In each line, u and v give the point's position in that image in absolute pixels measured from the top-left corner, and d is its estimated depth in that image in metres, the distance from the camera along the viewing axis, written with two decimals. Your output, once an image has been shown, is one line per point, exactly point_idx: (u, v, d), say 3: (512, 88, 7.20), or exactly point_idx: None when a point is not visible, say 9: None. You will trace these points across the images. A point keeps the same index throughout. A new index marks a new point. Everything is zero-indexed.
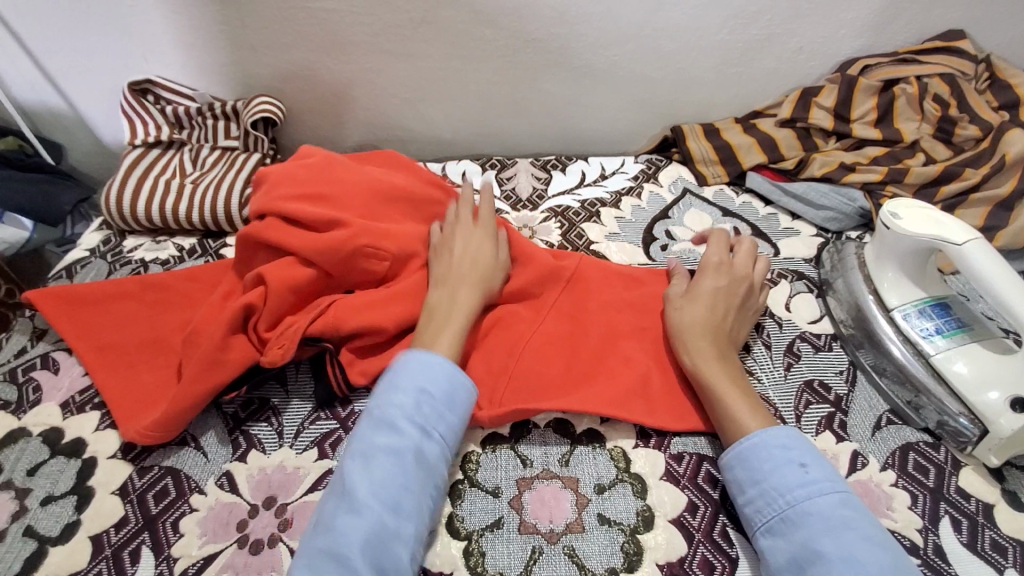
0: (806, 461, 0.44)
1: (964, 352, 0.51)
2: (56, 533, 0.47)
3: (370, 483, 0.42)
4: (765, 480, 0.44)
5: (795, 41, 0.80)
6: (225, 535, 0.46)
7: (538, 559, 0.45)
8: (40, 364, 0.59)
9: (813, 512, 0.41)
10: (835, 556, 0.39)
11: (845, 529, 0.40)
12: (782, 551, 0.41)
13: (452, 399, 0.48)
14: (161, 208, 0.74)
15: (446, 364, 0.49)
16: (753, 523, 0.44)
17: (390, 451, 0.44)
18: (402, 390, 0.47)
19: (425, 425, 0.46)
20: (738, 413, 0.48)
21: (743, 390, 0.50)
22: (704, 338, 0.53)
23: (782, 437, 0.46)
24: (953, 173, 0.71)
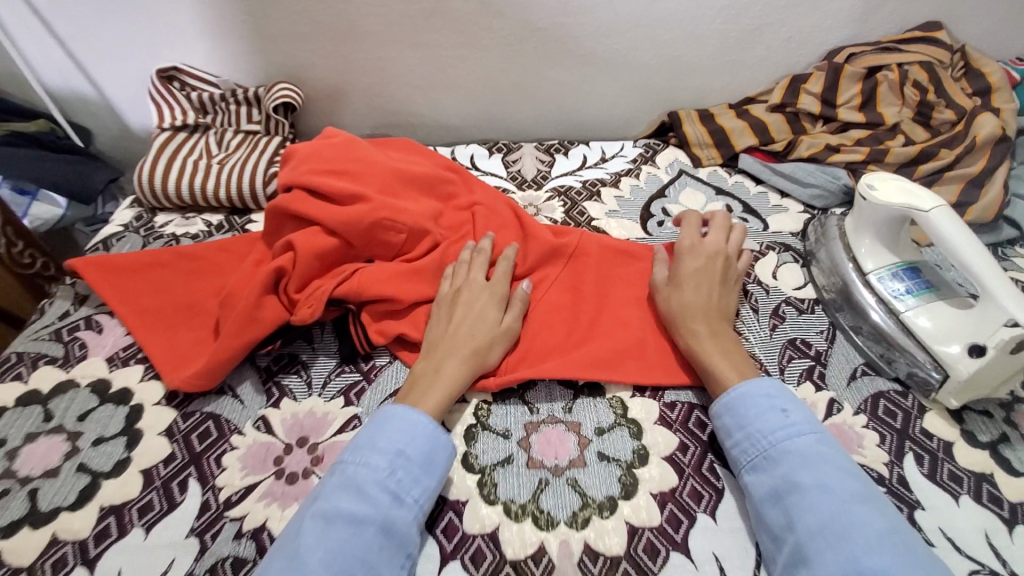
0: (788, 407, 0.49)
1: (930, 309, 0.57)
2: (109, 468, 0.52)
3: (325, 551, 0.41)
4: (751, 424, 0.48)
5: (784, 31, 0.85)
6: (263, 468, 0.52)
7: (544, 488, 0.50)
8: (84, 325, 0.64)
9: (793, 450, 0.46)
10: (812, 485, 0.44)
11: (821, 463, 0.45)
12: (765, 485, 0.46)
13: (430, 464, 0.48)
14: (190, 186, 0.79)
15: (430, 423, 0.49)
16: (739, 463, 0.48)
17: (352, 519, 0.43)
18: (379, 451, 0.47)
19: (397, 491, 0.45)
20: (723, 373, 0.53)
21: (726, 349, 0.55)
22: (694, 314, 0.57)
23: (766, 387, 0.50)
24: (930, 153, 0.76)
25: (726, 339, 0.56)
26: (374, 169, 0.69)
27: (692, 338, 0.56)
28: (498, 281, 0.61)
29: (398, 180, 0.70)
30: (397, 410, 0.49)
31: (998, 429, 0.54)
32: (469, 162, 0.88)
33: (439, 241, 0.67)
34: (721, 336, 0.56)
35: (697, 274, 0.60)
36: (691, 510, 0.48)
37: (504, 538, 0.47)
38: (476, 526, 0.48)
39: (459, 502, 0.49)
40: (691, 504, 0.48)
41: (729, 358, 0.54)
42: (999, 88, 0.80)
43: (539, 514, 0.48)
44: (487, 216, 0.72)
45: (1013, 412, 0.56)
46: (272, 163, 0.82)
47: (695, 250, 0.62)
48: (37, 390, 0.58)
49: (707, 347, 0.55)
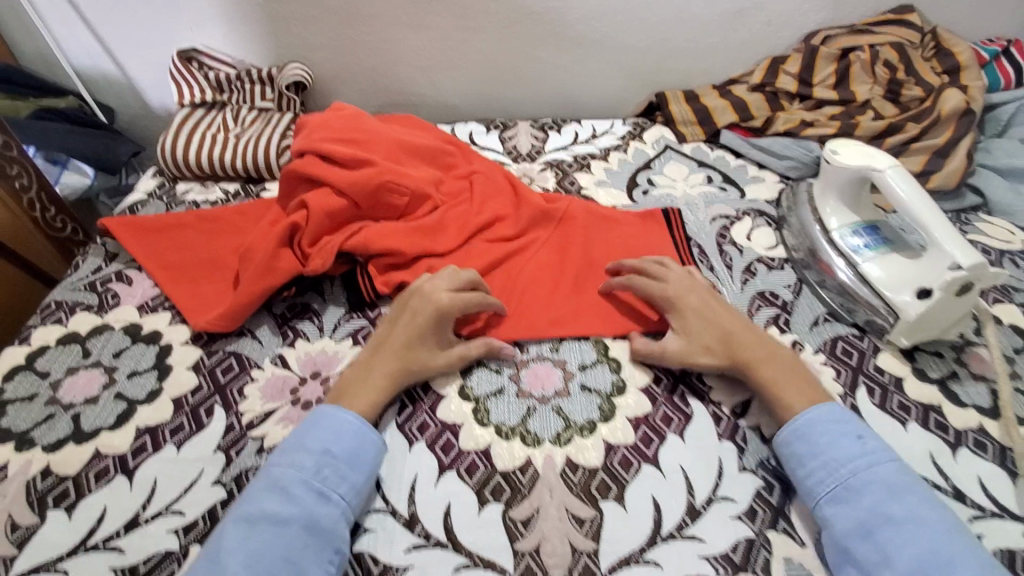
0: (862, 434, 0.49)
1: (884, 260, 0.62)
2: (143, 396, 0.58)
3: (247, 552, 0.42)
4: (826, 452, 0.48)
5: (764, 14, 0.90)
6: (281, 396, 0.58)
7: (532, 414, 0.55)
8: (115, 278, 0.70)
9: (875, 480, 0.46)
10: (903, 517, 0.43)
11: (905, 492, 0.45)
12: (848, 518, 0.45)
13: (357, 462, 0.49)
14: (209, 157, 0.85)
15: (357, 420, 0.51)
16: (814, 493, 0.47)
17: (275, 519, 0.44)
18: (307, 451, 0.48)
19: (323, 489, 0.47)
20: (786, 397, 0.51)
21: (788, 373, 0.53)
22: (731, 348, 0.55)
23: (835, 413, 0.50)
24: (897, 126, 0.82)
25: (789, 363, 0.54)
26: (379, 138, 0.74)
27: (751, 364, 0.53)
28: (449, 305, 0.57)
29: (400, 149, 0.75)
30: (328, 412, 0.51)
31: (947, 367, 0.60)
32: (468, 138, 0.94)
33: (439, 204, 0.72)
34: (783, 361, 0.54)
35: (702, 306, 0.58)
36: (662, 431, 0.54)
37: (495, 453, 0.53)
38: (471, 444, 0.53)
39: (456, 425, 0.55)
40: (662, 427, 0.54)
41: (792, 382, 0.52)
42: (968, 66, 0.85)
43: (527, 434, 0.54)
44: (485, 183, 0.76)
45: (963, 353, 0.61)
46: (285, 136, 0.88)
47: (695, 287, 0.60)
48: (76, 332, 0.64)
49: (770, 374, 0.53)
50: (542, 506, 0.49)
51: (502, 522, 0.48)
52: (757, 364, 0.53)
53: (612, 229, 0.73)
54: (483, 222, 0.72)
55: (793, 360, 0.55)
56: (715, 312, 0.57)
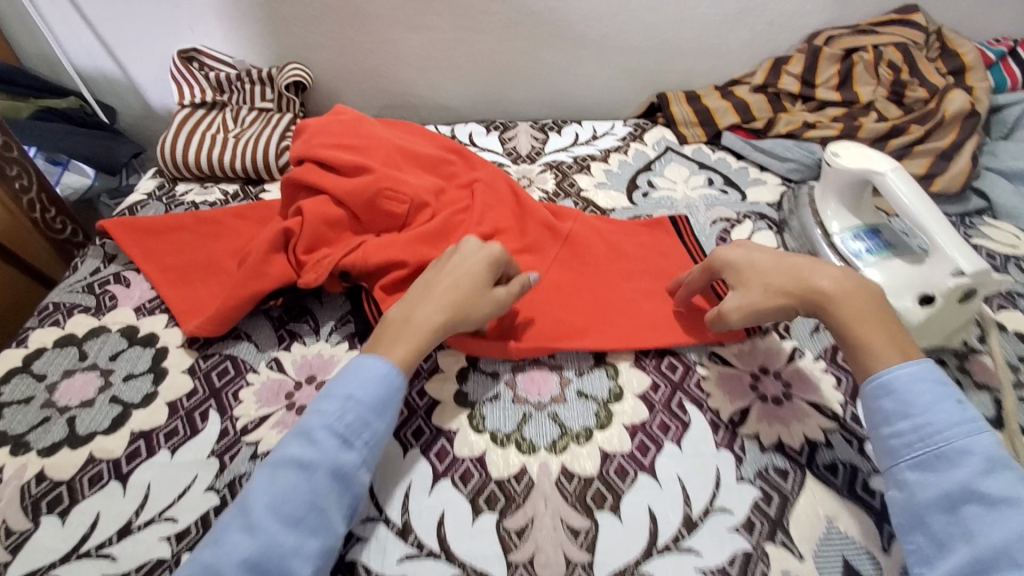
0: (962, 399, 0.44)
1: (885, 265, 0.61)
2: (139, 399, 0.58)
3: (272, 497, 0.43)
4: (920, 414, 0.44)
5: (767, 14, 0.89)
6: (275, 401, 0.57)
7: (527, 420, 0.55)
8: (113, 280, 0.70)
9: (972, 451, 0.42)
10: (998, 497, 0.39)
11: (1002, 468, 0.41)
12: (933, 486, 0.42)
13: (381, 409, 0.48)
14: (209, 158, 0.85)
15: (387, 367, 0.50)
16: (897, 454, 0.44)
17: (299, 466, 0.44)
18: (332, 397, 0.48)
19: (344, 436, 0.46)
20: (873, 347, 0.48)
21: (879, 321, 0.49)
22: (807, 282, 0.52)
23: (933, 373, 0.45)
24: (900, 128, 0.81)
25: (869, 297, 0.50)
26: (380, 144, 0.73)
27: (829, 299, 0.51)
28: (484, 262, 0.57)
29: (401, 157, 0.75)
30: (363, 360, 0.50)
31: (951, 375, 0.59)
32: (468, 138, 0.94)
33: (437, 213, 0.71)
34: (870, 307, 0.50)
35: (778, 263, 0.55)
36: (659, 439, 0.53)
37: (490, 460, 0.52)
38: (465, 451, 0.53)
39: (450, 431, 0.54)
40: (659, 434, 0.54)
41: (885, 332, 0.48)
42: (973, 67, 0.84)
43: (522, 441, 0.53)
44: (486, 192, 0.75)
45: (966, 361, 0.60)
46: (284, 137, 0.88)
47: (768, 246, 0.57)
48: (73, 334, 0.64)
49: (850, 309, 0.50)
50: (537, 515, 0.49)
51: (497, 532, 0.48)
52: (840, 312, 0.50)
53: (618, 241, 0.72)
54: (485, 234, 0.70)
55: (877, 296, 0.51)
56: (796, 263, 0.54)
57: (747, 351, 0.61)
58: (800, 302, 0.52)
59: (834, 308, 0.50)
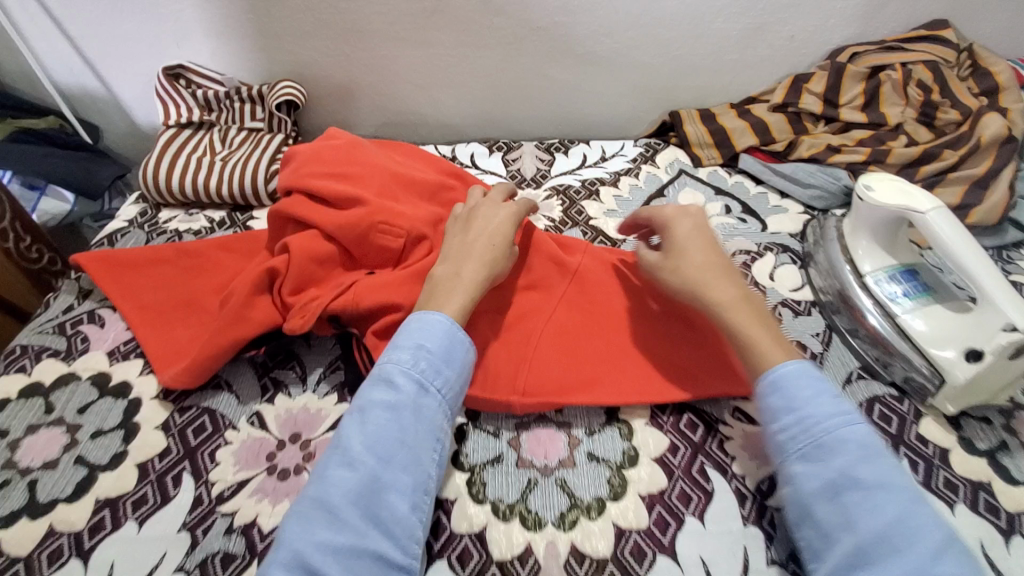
0: (837, 393, 0.45)
1: (926, 312, 0.57)
2: (106, 461, 0.53)
3: (366, 437, 0.43)
4: (804, 408, 0.43)
5: (787, 29, 0.84)
6: (256, 463, 0.52)
7: (533, 488, 0.50)
8: (86, 319, 0.65)
9: (848, 440, 0.42)
10: (872, 482, 0.40)
11: (878, 456, 0.41)
12: (817, 477, 0.41)
13: (450, 358, 0.48)
14: (193, 183, 0.80)
15: (446, 321, 0.50)
16: (785, 448, 0.44)
17: (385, 408, 0.44)
18: (402, 347, 0.48)
19: (423, 381, 0.47)
20: (760, 345, 0.48)
21: (767, 324, 0.50)
22: (712, 280, 0.52)
23: (811, 369, 0.46)
24: (932, 154, 0.76)
25: (759, 310, 0.51)
26: (375, 171, 0.68)
27: (727, 300, 0.50)
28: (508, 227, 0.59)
29: (396, 183, 0.69)
30: (427, 315, 0.50)
31: (998, 437, 0.53)
32: (469, 160, 0.88)
33: (436, 246, 0.64)
34: (760, 309, 0.51)
35: (701, 253, 0.54)
36: (679, 512, 0.48)
37: (490, 537, 0.47)
38: (463, 525, 0.48)
39: (447, 501, 0.49)
40: (680, 507, 0.49)
41: (768, 331, 0.49)
42: (1007, 88, 0.79)
43: (527, 514, 0.49)
44: None
45: (1013, 419, 0.55)
46: (274, 161, 0.82)
47: (699, 231, 0.56)
48: (39, 382, 0.59)
49: (744, 312, 0.50)
50: None
51: None
52: (731, 309, 0.50)
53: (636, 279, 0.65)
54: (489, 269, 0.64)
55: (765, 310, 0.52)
56: (714, 259, 0.53)
57: None
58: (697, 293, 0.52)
59: (729, 307, 0.50)
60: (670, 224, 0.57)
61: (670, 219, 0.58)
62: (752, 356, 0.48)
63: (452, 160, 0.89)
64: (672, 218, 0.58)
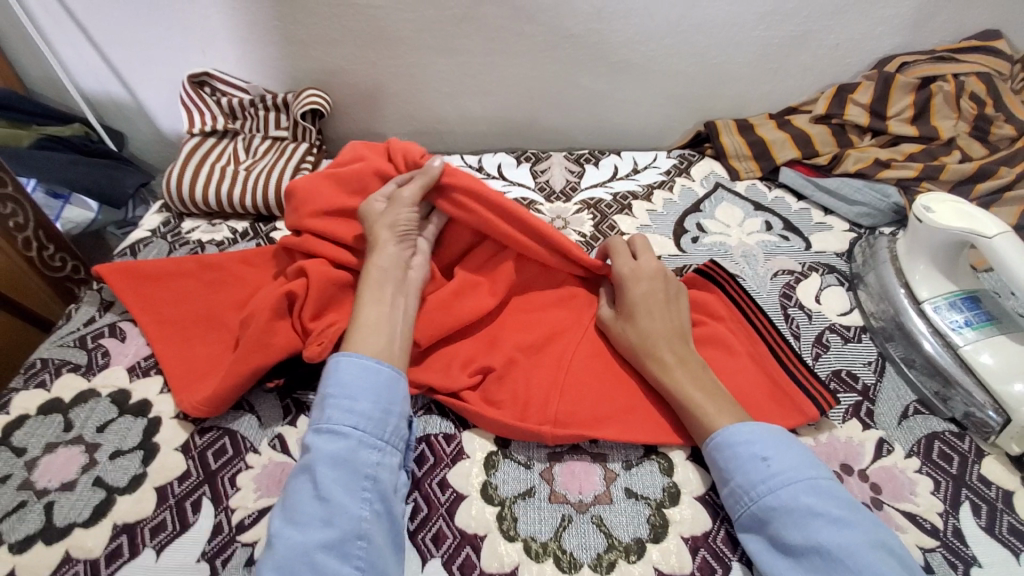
0: (769, 454, 0.45)
1: (992, 343, 0.52)
2: (125, 483, 0.52)
3: (287, 506, 0.44)
4: (732, 478, 0.46)
5: (830, 37, 0.80)
6: (277, 490, 0.51)
7: (568, 526, 0.47)
8: (108, 332, 0.64)
9: (778, 506, 0.43)
10: (803, 547, 0.41)
11: (809, 517, 0.42)
12: (758, 544, 0.44)
13: (354, 393, 0.48)
14: (217, 193, 0.79)
15: (345, 358, 0.50)
16: (731, 517, 0.46)
17: (302, 472, 0.45)
18: (315, 408, 0.48)
19: (333, 431, 0.46)
20: (707, 412, 0.49)
21: (710, 391, 0.51)
22: (659, 345, 0.53)
23: (739, 433, 0.47)
24: (989, 170, 0.71)
25: (698, 369, 0.52)
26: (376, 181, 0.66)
27: (668, 366, 0.52)
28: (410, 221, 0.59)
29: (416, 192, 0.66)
30: (342, 356, 0.50)
31: None
32: (497, 171, 0.86)
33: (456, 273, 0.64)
34: (701, 376, 0.52)
35: (652, 321, 0.55)
36: (725, 558, 0.45)
37: None
38: (494, 564, 0.45)
39: (477, 536, 0.47)
40: (726, 551, 0.46)
41: (714, 397, 0.50)
42: None
43: (561, 554, 0.46)
44: None
45: None
46: (298, 172, 0.81)
47: (652, 296, 0.57)
48: (60, 398, 0.59)
49: (678, 380, 0.51)
50: None
51: None
52: (676, 375, 0.52)
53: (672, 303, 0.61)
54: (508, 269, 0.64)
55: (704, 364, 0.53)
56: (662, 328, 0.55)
57: (824, 443, 0.52)
58: (640, 360, 0.54)
59: (669, 374, 0.52)
60: (626, 285, 0.58)
61: (626, 278, 0.58)
62: (698, 421, 0.49)
63: (479, 171, 0.87)
64: (628, 278, 0.58)
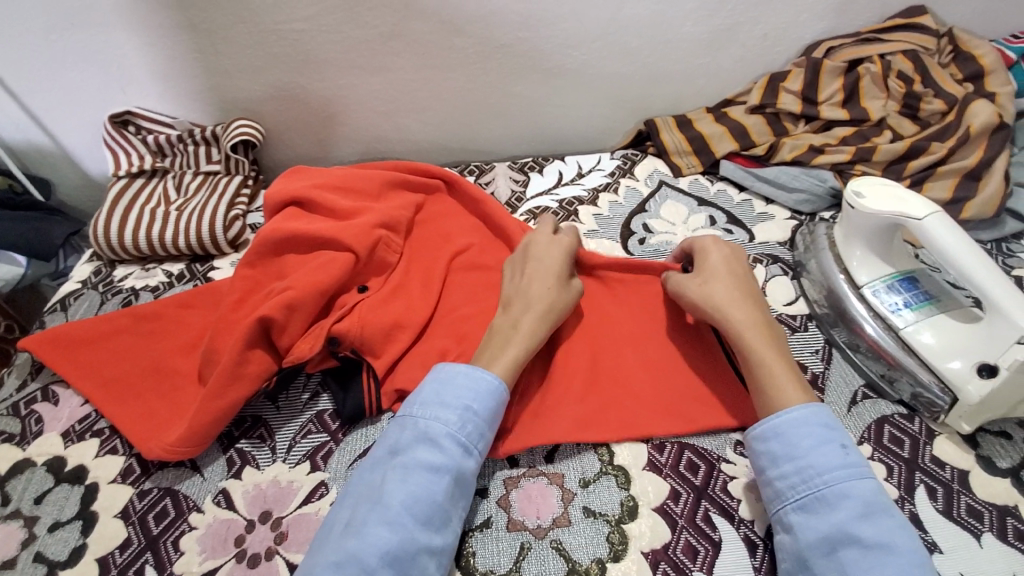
0: (846, 444, 0.45)
1: (933, 323, 0.53)
2: (65, 557, 0.49)
3: (407, 495, 0.43)
4: (804, 457, 0.44)
5: (759, 28, 0.81)
6: (224, 550, 0.49)
7: (526, 554, 0.47)
8: (40, 397, 0.61)
9: (850, 495, 0.42)
10: (872, 540, 0.40)
11: (882, 514, 0.41)
12: (814, 529, 0.42)
13: (492, 421, 0.49)
14: (148, 237, 0.75)
15: (495, 380, 0.50)
16: (783, 498, 0.44)
17: (429, 470, 0.44)
18: (450, 406, 0.48)
19: (466, 444, 0.47)
20: (779, 380, 0.49)
21: (785, 363, 0.50)
22: (739, 304, 0.53)
23: (821, 416, 0.46)
24: (920, 147, 0.72)
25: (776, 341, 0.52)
26: (375, 188, 0.73)
27: (748, 324, 0.52)
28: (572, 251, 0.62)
29: (395, 188, 0.75)
30: (461, 368, 0.50)
31: (1021, 454, 0.49)
32: None
33: (419, 277, 0.67)
34: (778, 345, 0.51)
35: (728, 277, 0.56)
36: (686, 569, 0.45)
37: None
38: None
39: None
40: (686, 562, 0.46)
41: (790, 371, 0.49)
42: (993, 71, 0.75)
43: None
44: (478, 255, 0.71)
45: None
46: (232, 206, 0.78)
47: (730, 261, 0.58)
48: None
49: (755, 340, 0.51)
50: None
51: None
52: (748, 335, 0.51)
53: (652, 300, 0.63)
54: (454, 248, 0.71)
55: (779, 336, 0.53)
56: (736, 285, 0.55)
57: None
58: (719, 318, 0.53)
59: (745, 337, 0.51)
60: (705, 251, 0.59)
61: (707, 247, 0.59)
62: (772, 385, 0.49)
63: None
64: (708, 246, 0.60)
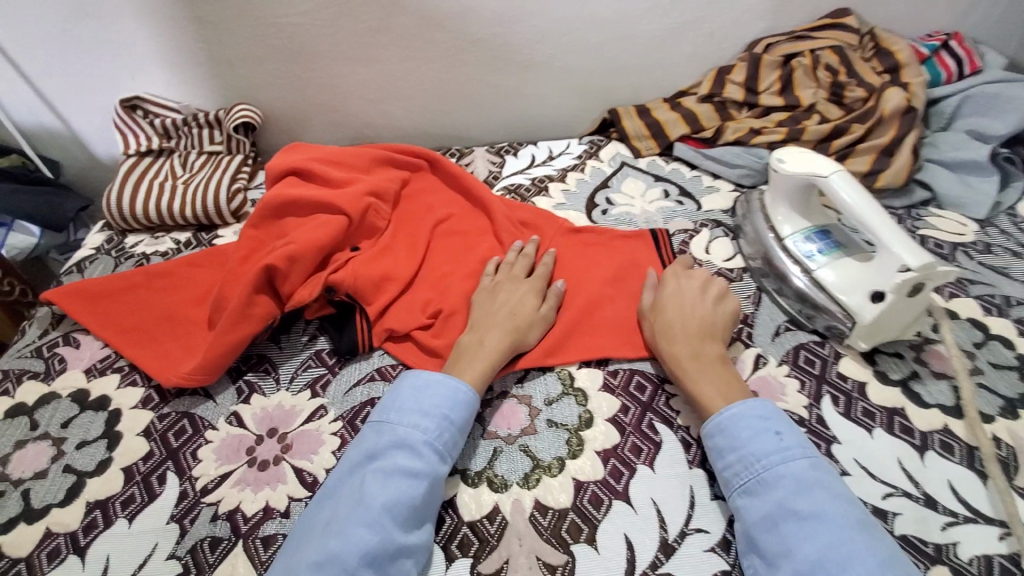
0: (781, 430, 0.50)
1: (837, 264, 0.62)
2: (92, 468, 0.56)
3: (387, 498, 0.46)
4: (744, 446, 0.49)
5: (707, 26, 0.91)
6: (236, 458, 0.56)
7: (499, 455, 0.56)
8: (62, 342, 0.68)
9: (786, 475, 0.47)
10: (808, 512, 0.44)
11: (816, 488, 0.46)
12: (758, 509, 0.47)
13: (464, 428, 0.54)
14: (157, 207, 0.82)
15: (469, 392, 0.55)
16: (731, 485, 0.49)
17: (408, 475, 0.48)
18: (429, 415, 0.52)
19: (442, 451, 0.51)
20: (710, 399, 0.54)
21: (723, 385, 0.55)
22: (677, 335, 0.59)
23: (758, 408, 0.51)
24: (842, 129, 0.82)
25: (716, 366, 0.57)
26: (366, 163, 0.81)
27: (684, 358, 0.57)
28: (537, 278, 0.67)
29: (383, 165, 0.84)
30: (435, 376, 0.55)
31: (909, 368, 0.60)
32: None
33: (406, 238, 0.76)
34: (715, 370, 0.56)
35: (680, 316, 0.60)
36: (631, 463, 0.54)
37: (461, 503, 0.53)
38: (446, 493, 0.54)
39: None
40: (632, 458, 0.55)
41: (723, 391, 0.54)
42: (908, 64, 0.84)
43: (494, 478, 0.54)
44: (461, 221, 0.81)
45: (922, 352, 0.61)
46: (235, 181, 0.86)
47: (684, 294, 0.62)
48: (23, 402, 0.62)
49: (691, 372, 0.56)
50: (512, 556, 0.49)
51: None
52: (686, 368, 0.56)
53: (612, 257, 0.74)
54: (438, 217, 0.80)
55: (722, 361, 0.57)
56: (687, 318, 0.60)
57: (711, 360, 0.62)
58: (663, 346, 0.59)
59: (681, 365, 0.57)
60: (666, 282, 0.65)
61: (667, 277, 0.65)
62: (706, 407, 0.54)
63: None
64: (669, 277, 0.65)
